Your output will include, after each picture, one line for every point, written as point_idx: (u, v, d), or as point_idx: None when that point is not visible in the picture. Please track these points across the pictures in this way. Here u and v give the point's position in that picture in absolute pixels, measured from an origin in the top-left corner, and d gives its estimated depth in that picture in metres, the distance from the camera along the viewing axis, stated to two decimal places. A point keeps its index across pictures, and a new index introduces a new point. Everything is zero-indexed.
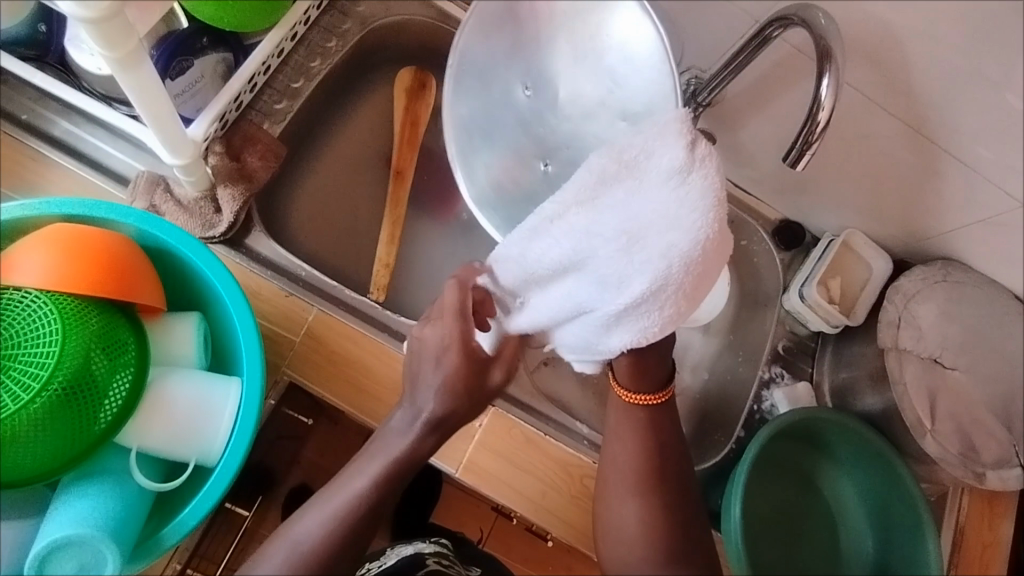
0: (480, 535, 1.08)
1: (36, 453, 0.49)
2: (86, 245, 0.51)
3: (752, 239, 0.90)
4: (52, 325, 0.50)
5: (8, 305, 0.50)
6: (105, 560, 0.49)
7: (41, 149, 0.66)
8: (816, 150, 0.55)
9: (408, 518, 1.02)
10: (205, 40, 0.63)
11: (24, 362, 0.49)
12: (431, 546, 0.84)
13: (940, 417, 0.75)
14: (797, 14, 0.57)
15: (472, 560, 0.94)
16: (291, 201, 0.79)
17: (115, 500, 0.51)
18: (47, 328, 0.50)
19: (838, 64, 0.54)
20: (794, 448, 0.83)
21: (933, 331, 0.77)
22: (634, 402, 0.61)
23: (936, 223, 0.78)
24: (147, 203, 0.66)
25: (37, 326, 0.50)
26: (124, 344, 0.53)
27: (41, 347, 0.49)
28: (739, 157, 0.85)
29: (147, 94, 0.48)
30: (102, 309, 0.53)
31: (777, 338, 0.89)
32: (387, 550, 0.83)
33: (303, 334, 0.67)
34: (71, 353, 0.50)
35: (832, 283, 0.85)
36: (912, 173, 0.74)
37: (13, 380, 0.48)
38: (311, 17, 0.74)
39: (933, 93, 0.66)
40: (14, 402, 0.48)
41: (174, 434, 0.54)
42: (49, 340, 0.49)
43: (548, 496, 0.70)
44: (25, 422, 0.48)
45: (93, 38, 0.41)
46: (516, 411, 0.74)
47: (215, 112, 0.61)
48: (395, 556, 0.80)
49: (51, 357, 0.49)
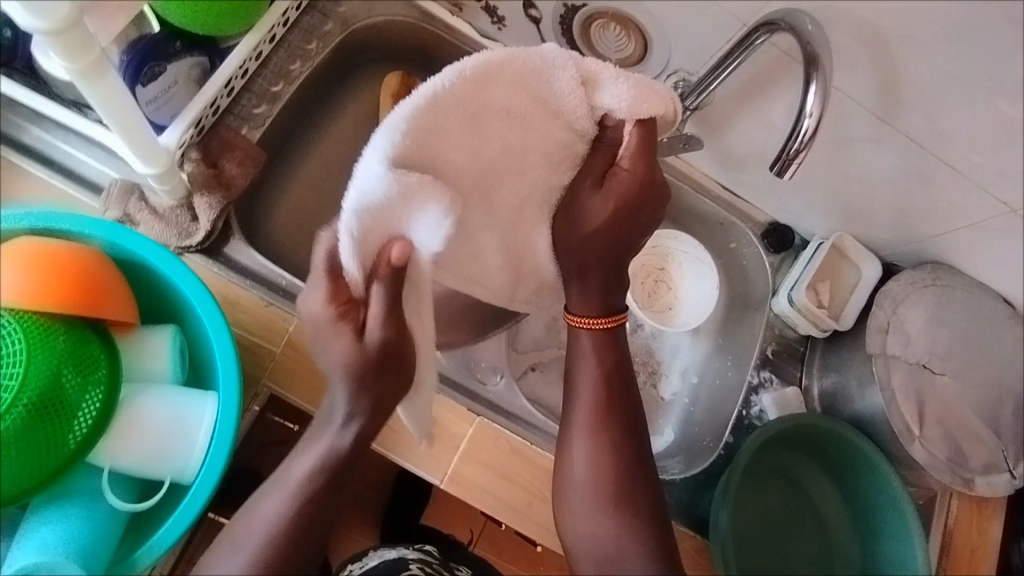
0: (469, 537, 1.07)
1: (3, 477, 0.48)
2: (52, 261, 0.49)
3: (741, 241, 0.89)
4: (16, 345, 0.48)
5: None
6: None
7: (12, 157, 0.64)
8: (803, 159, 0.55)
9: (397, 521, 1.01)
10: (177, 45, 0.61)
11: None
12: (415, 552, 0.84)
13: (928, 422, 0.75)
14: (784, 19, 0.56)
15: (463, 561, 0.93)
16: (271, 207, 0.77)
17: (86, 524, 0.50)
18: (11, 349, 0.48)
19: (826, 70, 0.54)
20: (782, 453, 0.82)
21: (921, 335, 0.77)
22: (594, 327, 0.57)
23: (925, 228, 0.78)
24: (121, 212, 0.65)
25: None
26: (95, 361, 0.52)
27: (5, 368, 0.48)
28: (728, 161, 0.84)
29: (112, 103, 0.47)
30: (71, 326, 0.51)
31: (766, 343, 0.88)
32: (368, 551, 0.84)
33: (284, 345, 0.65)
34: (37, 373, 0.48)
35: (821, 287, 0.84)
36: (900, 178, 0.73)
37: None
38: (290, 18, 0.72)
39: (921, 98, 0.65)
40: None
41: (148, 452, 0.53)
42: (13, 361, 0.48)
43: (534, 506, 0.69)
44: None
45: (53, 48, 0.40)
46: (502, 420, 0.73)
47: (190, 119, 0.59)
48: (378, 559, 0.81)
49: (15, 378, 0.48)
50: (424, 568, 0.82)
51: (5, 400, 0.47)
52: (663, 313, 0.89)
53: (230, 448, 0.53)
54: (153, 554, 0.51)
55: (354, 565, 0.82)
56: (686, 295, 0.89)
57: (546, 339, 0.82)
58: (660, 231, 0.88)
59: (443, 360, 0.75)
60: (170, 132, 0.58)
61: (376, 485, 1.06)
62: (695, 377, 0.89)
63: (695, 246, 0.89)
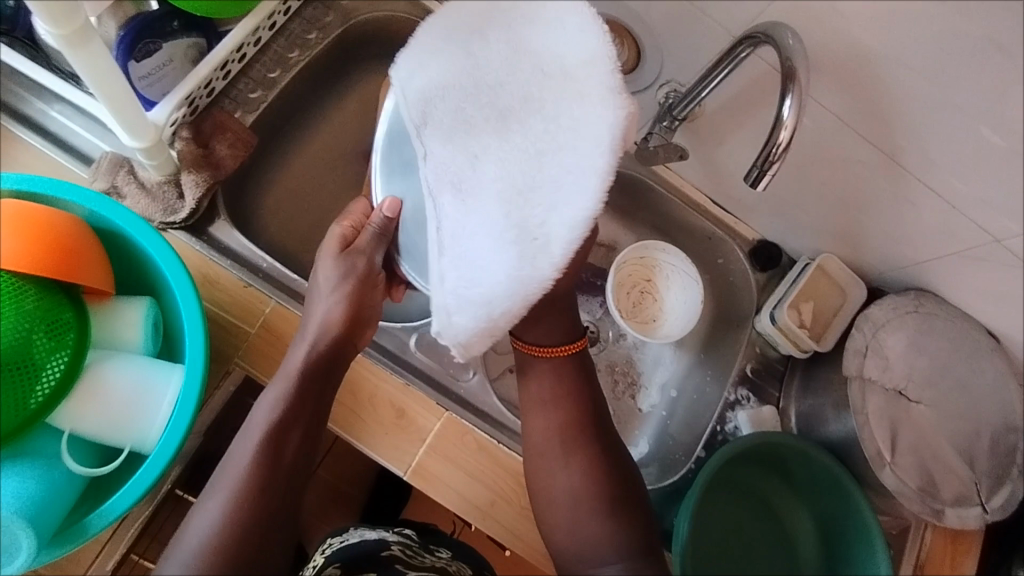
0: (454, 527, 1.06)
1: None
2: (30, 217, 0.51)
3: (729, 257, 0.91)
4: None
5: None
6: (19, 545, 0.48)
7: (7, 125, 0.66)
8: (778, 170, 0.55)
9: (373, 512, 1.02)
10: (175, 24, 0.63)
11: None
12: (395, 535, 0.85)
13: (901, 449, 0.74)
14: (766, 32, 0.56)
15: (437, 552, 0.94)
16: (263, 191, 0.79)
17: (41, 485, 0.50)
18: None
19: (803, 85, 0.53)
20: (754, 471, 0.82)
21: (899, 361, 0.76)
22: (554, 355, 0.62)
23: (909, 253, 0.77)
24: (108, 183, 0.66)
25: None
26: (64, 325, 0.53)
27: None
28: (718, 174, 0.84)
29: (98, 72, 0.48)
30: (43, 289, 0.52)
31: (745, 360, 0.89)
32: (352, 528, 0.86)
33: (259, 327, 0.66)
34: (6, 328, 0.49)
35: (805, 306, 0.84)
36: (883, 201, 0.74)
37: None
38: (290, 8, 0.74)
39: (905, 120, 0.65)
40: None
41: (109, 420, 0.53)
42: None
43: (496, 505, 0.68)
44: None
45: (37, 14, 0.41)
46: (472, 417, 0.73)
47: (180, 97, 0.61)
48: (358, 537, 0.83)
49: None
50: (404, 550, 0.82)
51: None
52: (646, 324, 0.90)
53: (187, 426, 0.53)
54: (106, 518, 0.51)
55: (336, 540, 0.84)
56: (672, 309, 0.90)
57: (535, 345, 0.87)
58: (647, 241, 0.90)
59: (419, 354, 0.75)
60: (162, 107, 0.59)
61: (354, 479, 1.07)
62: (674, 391, 0.91)
63: (682, 259, 0.91)
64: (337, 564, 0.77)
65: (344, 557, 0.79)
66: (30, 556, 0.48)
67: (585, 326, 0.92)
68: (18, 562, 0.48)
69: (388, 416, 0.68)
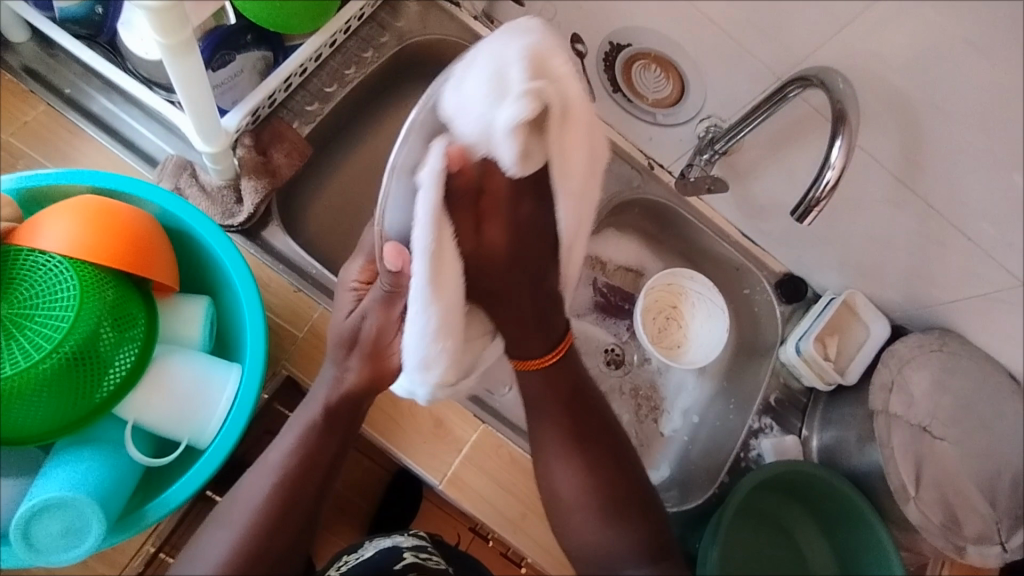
0: (457, 539, 1.10)
1: (38, 415, 0.50)
2: (114, 214, 0.53)
3: (755, 288, 0.94)
4: (68, 292, 0.51)
5: (26, 269, 0.51)
6: (89, 529, 0.50)
7: (77, 123, 0.69)
8: (824, 208, 0.57)
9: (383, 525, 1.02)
10: (249, 37, 0.66)
11: (38, 323, 0.50)
12: (410, 540, 0.88)
13: (925, 484, 0.75)
14: (817, 76, 0.59)
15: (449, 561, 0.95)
16: (312, 200, 0.81)
17: (106, 472, 0.52)
18: (63, 294, 0.51)
19: (853, 127, 0.56)
20: (774, 499, 0.83)
21: (924, 398, 0.78)
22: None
23: (936, 293, 0.80)
24: (173, 184, 0.69)
25: (53, 288, 0.51)
26: (134, 318, 0.54)
27: (56, 310, 0.51)
28: (751, 208, 0.88)
29: (191, 80, 0.50)
30: (118, 282, 0.54)
31: (770, 390, 0.92)
32: (365, 542, 0.88)
33: (307, 331, 0.68)
34: (82, 319, 0.51)
35: (829, 340, 0.87)
36: (915, 241, 0.76)
37: (27, 338, 0.50)
38: (352, 27, 0.77)
39: (941, 164, 0.68)
40: (24, 360, 0.49)
41: (170, 412, 0.55)
42: (63, 306, 0.51)
43: (528, 519, 0.70)
44: (31, 382, 0.49)
45: (152, 26, 0.44)
46: (506, 430, 0.74)
47: (251, 106, 0.64)
48: (373, 550, 0.85)
49: (64, 321, 0.50)
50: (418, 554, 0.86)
51: (52, 340, 0.50)
52: (673, 349, 0.96)
53: (244, 423, 0.55)
54: (166, 507, 0.53)
55: (350, 557, 0.85)
56: (698, 336, 0.96)
57: None
58: (677, 269, 0.95)
59: None
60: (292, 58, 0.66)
61: (365, 491, 1.07)
62: (696, 417, 0.95)
63: (709, 288, 0.95)
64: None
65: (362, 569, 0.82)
66: (98, 541, 0.50)
67: (611, 349, 0.97)
68: (87, 544, 0.49)
69: (426, 425, 0.69)
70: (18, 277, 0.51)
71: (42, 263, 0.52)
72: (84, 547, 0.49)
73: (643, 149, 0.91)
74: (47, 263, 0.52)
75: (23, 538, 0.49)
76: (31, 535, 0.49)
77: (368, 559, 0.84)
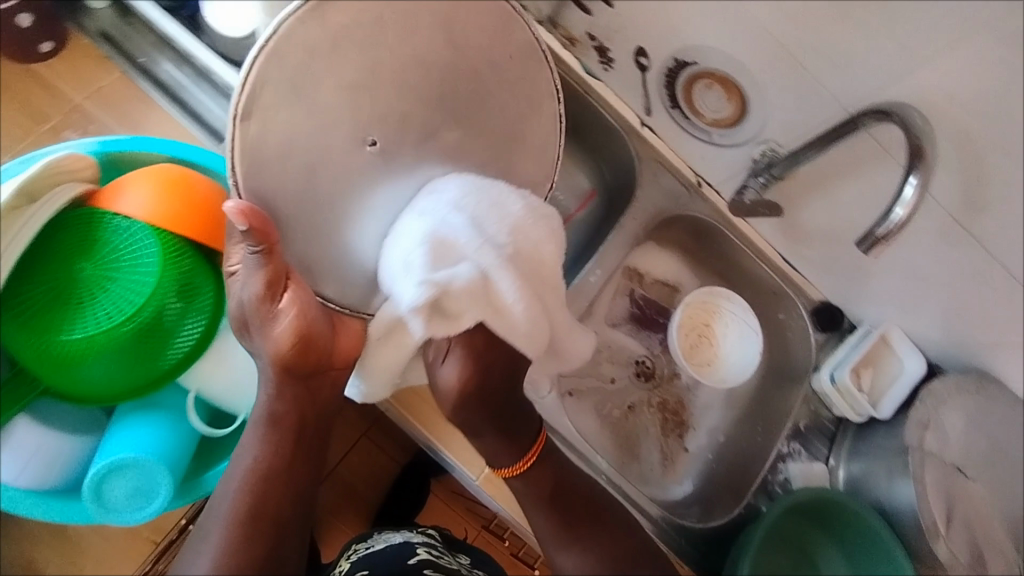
0: (466, 535, 1.10)
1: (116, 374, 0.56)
2: (185, 185, 0.56)
3: (790, 314, 0.95)
4: (151, 259, 0.54)
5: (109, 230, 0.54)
6: (158, 492, 0.57)
7: (150, 92, 0.69)
8: (891, 241, 0.58)
9: (396, 512, 1.04)
10: None
11: (121, 285, 0.54)
12: (419, 537, 0.89)
13: (954, 523, 0.75)
14: (896, 111, 0.59)
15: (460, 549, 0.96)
16: None
17: (172, 437, 0.60)
18: (146, 261, 0.54)
19: (928, 164, 0.56)
20: (800, 525, 0.84)
21: (958, 437, 0.79)
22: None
23: (977, 334, 0.81)
24: None
25: (138, 253, 0.54)
26: (204, 290, 0.58)
27: (141, 276, 0.54)
28: (797, 234, 0.88)
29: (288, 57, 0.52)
30: (194, 253, 0.57)
31: (799, 416, 0.92)
32: (376, 535, 0.89)
33: None
34: (163, 287, 0.55)
35: (864, 372, 0.87)
36: (965, 282, 0.77)
37: (111, 299, 0.53)
38: None
39: (1004, 207, 0.69)
40: (110, 321, 0.53)
41: (228, 387, 0.63)
42: (147, 272, 0.54)
43: (559, 523, 0.70)
44: (115, 343, 0.54)
45: None
46: (547, 429, 0.80)
47: None
48: (383, 542, 0.86)
49: (146, 287, 0.54)
50: (430, 551, 0.86)
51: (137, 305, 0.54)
52: (702, 367, 0.96)
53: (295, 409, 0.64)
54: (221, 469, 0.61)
55: (360, 546, 0.88)
56: (730, 355, 0.96)
57: (586, 367, 0.94)
58: (715, 288, 0.96)
59: None
60: None
61: (375, 480, 1.08)
62: (721, 436, 0.96)
63: (745, 309, 0.96)
64: (366, 570, 0.80)
65: (373, 560, 0.82)
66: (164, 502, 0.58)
67: (642, 361, 0.98)
68: (156, 503, 0.57)
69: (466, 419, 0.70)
70: (103, 239, 0.54)
71: (124, 228, 0.54)
72: (152, 505, 0.57)
73: (693, 166, 0.92)
74: (129, 229, 0.54)
75: (96, 492, 0.56)
76: (105, 490, 0.56)
77: (378, 550, 0.84)
